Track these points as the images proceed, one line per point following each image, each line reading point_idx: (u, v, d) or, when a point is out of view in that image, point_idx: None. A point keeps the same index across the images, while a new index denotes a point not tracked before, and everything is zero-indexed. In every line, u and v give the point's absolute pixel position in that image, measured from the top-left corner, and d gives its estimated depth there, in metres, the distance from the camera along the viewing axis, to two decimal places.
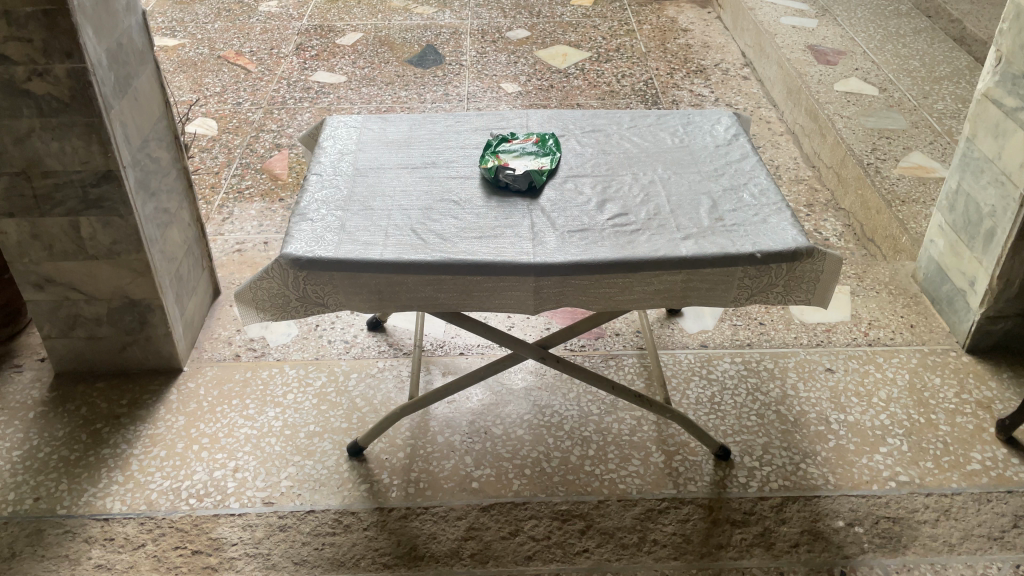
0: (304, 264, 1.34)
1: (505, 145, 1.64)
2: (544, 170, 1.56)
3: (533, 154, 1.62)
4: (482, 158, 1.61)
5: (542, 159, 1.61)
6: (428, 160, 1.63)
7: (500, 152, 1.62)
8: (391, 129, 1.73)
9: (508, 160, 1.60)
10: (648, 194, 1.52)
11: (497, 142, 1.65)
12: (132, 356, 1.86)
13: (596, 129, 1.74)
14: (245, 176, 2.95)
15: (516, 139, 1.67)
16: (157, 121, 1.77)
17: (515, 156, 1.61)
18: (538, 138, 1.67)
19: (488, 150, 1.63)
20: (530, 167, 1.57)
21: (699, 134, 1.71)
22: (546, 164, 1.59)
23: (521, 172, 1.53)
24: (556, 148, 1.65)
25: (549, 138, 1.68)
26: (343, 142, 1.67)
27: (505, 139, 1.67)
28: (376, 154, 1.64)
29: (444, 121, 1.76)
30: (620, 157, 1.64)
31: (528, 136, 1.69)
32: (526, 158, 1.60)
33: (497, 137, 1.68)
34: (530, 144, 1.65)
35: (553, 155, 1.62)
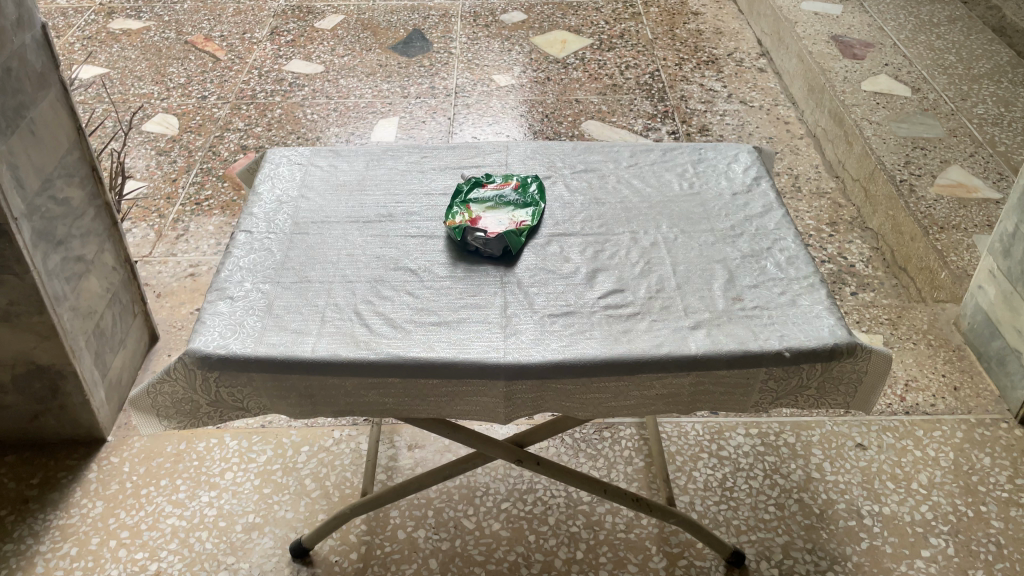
0: (214, 363, 1.07)
1: (477, 194, 1.36)
2: (521, 230, 1.28)
3: (509, 207, 1.34)
4: (449, 211, 1.33)
5: (520, 213, 1.33)
6: (384, 211, 1.34)
7: (470, 204, 1.34)
8: (343, 167, 1.44)
9: (477, 216, 1.32)
10: (649, 261, 1.24)
11: (467, 190, 1.37)
12: (45, 426, 1.59)
13: (588, 169, 1.45)
14: (205, 184, 2.66)
15: (491, 185, 1.39)
16: (65, 155, 1.48)
17: (488, 210, 1.33)
18: (517, 183, 1.39)
19: (456, 200, 1.36)
20: (503, 228, 1.29)
21: (713, 177, 1.42)
22: (524, 220, 1.31)
23: (491, 235, 1.25)
24: (538, 196, 1.37)
25: (530, 183, 1.39)
26: (283, 186, 1.39)
27: (478, 185, 1.39)
28: (322, 202, 1.36)
29: (407, 156, 1.47)
30: (617, 209, 1.35)
31: (506, 179, 1.40)
32: (500, 214, 1.33)
33: (469, 180, 1.40)
34: (507, 192, 1.37)
35: (534, 207, 1.34)
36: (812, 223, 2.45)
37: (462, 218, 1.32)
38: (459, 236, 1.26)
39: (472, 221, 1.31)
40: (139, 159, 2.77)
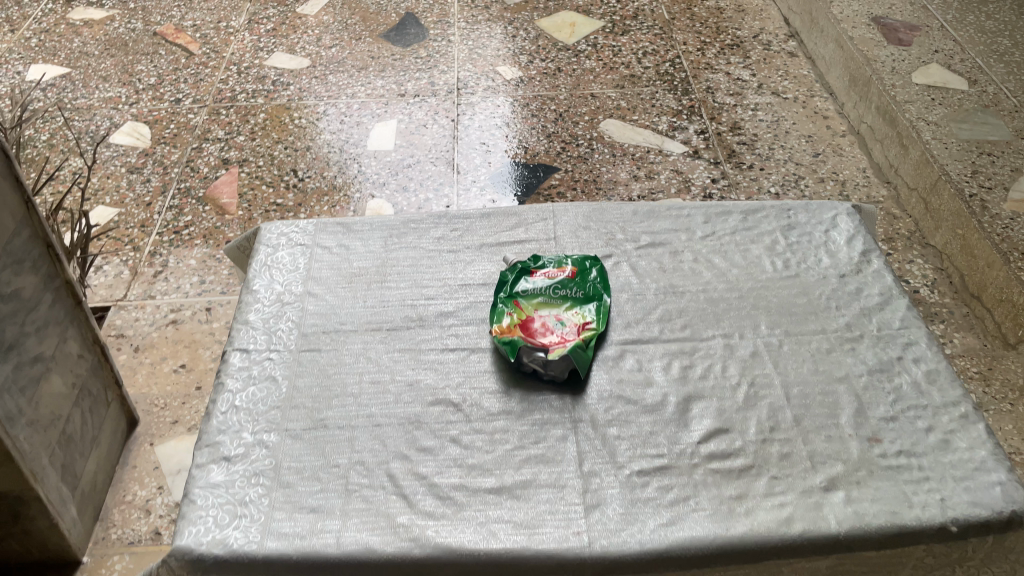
0: (210, 568, 0.81)
1: (525, 286, 1.10)
2: (585, 340, 1.01)
3: (566, 304, 1.08)
4: (493, 311, 1.07)
5: (580, 312, 1.07)
6: (412, 313, 1.08)
7: (518, 301, 1.08)
8: (355, 251, 1.17)
9: (529, 319, 1.05)
10: (754, 382, 0.98)
11: (512, 281, 1.10)
12: (7, 550, 1.33)
13: (656, 240, 1.19)
14: (184, 208, 2.37)
15: (541, 271, 1.12)
16: (12, 239, 1.20)
17: (540, 308, 1.07)
18: (572, 268, 1.12)
19: (500, 295, 1.09)
20: (563, 337, 1.03)
21: (811, 250, 1.16)
22: (587, 323, 1.05)
23: (551, 352, 0.99)
24: (600, 286, 1.10)
25: (588, 267, 1.13)
26: (284, 280, 1.12)
27: (524, 272, 1.12)
28: (333, 302, 1.09)
29: (433, 231, 1.20)
30: (700, 302, 1.09)
31: (558, 262, 1.14)
32: (556, 315, 1.06)
33: (513, 267, 1.13)
34: (561, 281, 1.10)
35: (597, 302, 1.08)
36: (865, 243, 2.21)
37: (509, 322, 1.05)
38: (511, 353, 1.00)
39: (523, 327, 1.04)
40: (108, 178, 2.47)
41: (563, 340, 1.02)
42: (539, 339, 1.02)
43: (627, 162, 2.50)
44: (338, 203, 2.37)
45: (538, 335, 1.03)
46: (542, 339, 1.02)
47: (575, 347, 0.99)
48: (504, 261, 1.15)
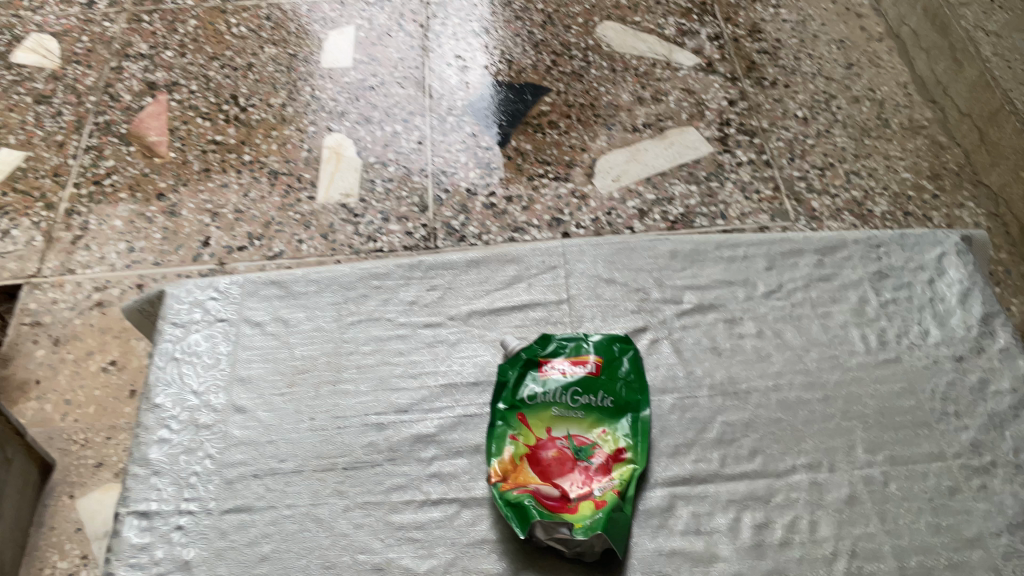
0: None
1: (533, 388, 0.79)
2: (618, 489, 0.73)
3: (591, 419, 0.78)
4: (490, 436, 0.77)
5: (610, 431, 0.77)
6: (377, 440, 0.78)
7: (524, 418, 0.77)
8: (297, 330, 0.86)
9: (539, 448, 0.76)
10: (856, 552, 0.72)
11: (513, 381, 0.80)
12: None
13: (707, 301, 0.88)
14: (105, 150, 1.54)
15: (554, 360, 0.81)
16: None
17: (555, 428, 0.77)
18: (596, 354, 0.81)
19: (497, 405, 0.79)
20: (588, 482, 0.74)
21: (913, 317, 0.87)
22: (620, 453, 0.76)
23: (575, 521, 0.71)
24: (636, 385, 0.80)
25: (617, 353, 0.82)
26: (200, 382, 0.81)
27: (530, 365, 0.81)
28: (268, 423, 0.79)
29: (404, 291, 0.88)
30: (772, 408, 0.80)
31: (576, 345, 0.82)
32: (576, 437, 0.77)
33: (515, 359, 0.81)
34: (581, 379, 0.79)
35: (632, 413, 0.78)
36: (900, 187, 1.51)
37: (514, 456, 0.76)
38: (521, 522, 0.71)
39: (532, 463, 0.75)
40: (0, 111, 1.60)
41: (589, 488, 0.73)
42: (556, 491, 0.73)
43: (630, 80, 1.66)
44: (289, 139, 1.55)
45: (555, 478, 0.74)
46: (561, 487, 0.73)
47: (607, 511, 0.71)
48: (502, 343, 0.84)
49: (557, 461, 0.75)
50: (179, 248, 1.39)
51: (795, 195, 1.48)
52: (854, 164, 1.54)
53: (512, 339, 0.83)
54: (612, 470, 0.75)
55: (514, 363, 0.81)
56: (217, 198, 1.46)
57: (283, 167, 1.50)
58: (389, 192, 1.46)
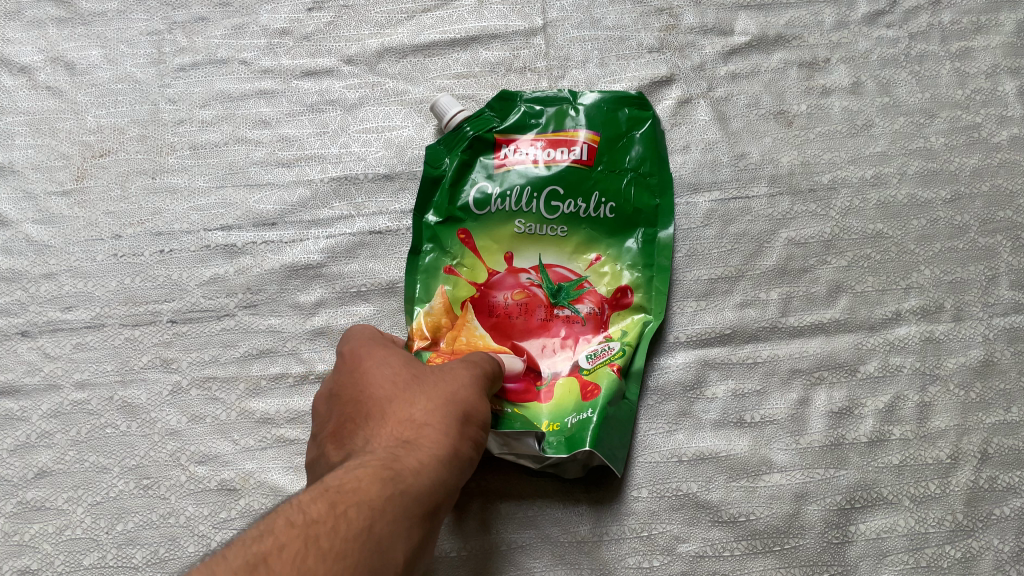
0: None
1: (486, 191, 0.47)
2: (619, 362, 0.44)
3: (577, 241, 0.47)
4: (414, 268, 0.47)
5: (609, 260, 0.47)
6: (226, 273, 0.48)
7: (468, 237, 0.46)
8: (90, 81, 0.51)
9: (493, 291, 0.46)
10: (990, 455, 0.45)
11: (452, 176, 0.47)
12: None
13: (772, 31, 0.53)
14: None
15: (519, 140, 0.48)
16: None
17: (518, 256, 0.47)
18: (590, 128, 0.48)
19: (425, 218, 0.47)
20: (569, 345, 0.45)
21: None
22: (624, 297, 0.46)
23: (546, 420, 0.43)
24: (653, 181, 0.48)
25: (624, 125, 0.48)
26: None
27: (479, 148, 0.48)
28: (44, 243, 0.48)
29: (268, 14, 0.53)
30: (868, 217, 0.50)
31: (557, 112, 0.49)
32: (552, 271, 0.46)
33: (455, 140, 0.48)
34: (563, 173, 0.47)
35: (645, 230, 0.47)
36: None
37: (451, 303, 0.46)
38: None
39: (481, 315, 0.46)
40: None
41: (570, 357, 0.45)
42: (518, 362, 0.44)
43: None
44: None
45: (517, 338, 0.45)
46: (526, 355, 0.45)
47: (598, 403, 0.43)
48: (434, 107, 0.49)
49: (522, 312, 0.46)
50: None
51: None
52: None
53: (451, 103, 0.49)
54: (608, 325, 0.46)
55: (455, 144, 0.48)
56: None
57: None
58: None
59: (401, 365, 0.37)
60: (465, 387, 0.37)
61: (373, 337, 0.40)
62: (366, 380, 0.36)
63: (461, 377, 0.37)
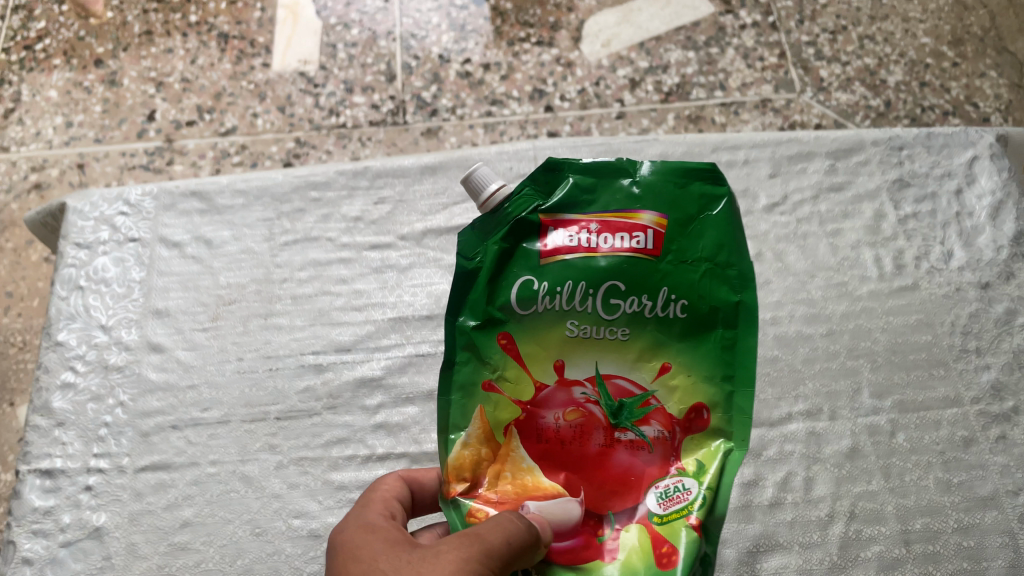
0: None
1: (531, 288, 0.46)
2: (697, 518, 0.43)
3: (640, 348, 0.46)
4: (452, 384, 0.47)
5: (677, 372, 0.45)
6: (314, 383, 0.68)
7: (509, 345, 0.46)
8: (222, 252, 0.74)
9: (541, 411, 0.45)
10: (856, 513, 0.64)
11: (489, 271, 0.47)
12: None
13: None
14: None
15: (568, 222, 0.47)
16: None
17: (570, 365, 0.46)
18: (656, 210, 0.47)
19: (461, 320, 0.47)
20: (635, 492, 0.44)
21: (936, 236, 0.75)
22: (701, 420, 0.45)
23: None
24: (732, 273, 0.46)
25: (693, 202, 0.47)
26: (109, 312, 0.70)
27: (527, 232, 0.47)
28: (189, 364, 0.69)
29: (347, 206, 0.76)
30: (768, 346, 0.70)
31: (614, 188, 0.48)
32: (611, 384, 0.45)
33: (501, 221, 0.48)
34: (623, 264, 0.46)
35: (722, 332, 0.46)
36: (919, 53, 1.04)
37: (496, 423, 0.46)
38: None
39: (529, 437, 0.45)
40: None
41: (636, 497, 0.44)
42: (574, 510, 0.44)
43: None
44: None
45: (571, 465, 0.45)
46: (582, 497, 0.44)
47: (677, 571, 0.41)
48: (472, 179, 0.49)
49: (576, 436, 0.45)
50: (120, 124, 1.05)
51: (799, 62, 1.04)
52: (868, 27, 1.06)
53: (489, 177, 0.49)
54: (679, 455, 0.45)
55: (494, 228, 0.48)
56: (162, 65, 1.08)
57: (234, 29, 1.10)
58: (351, 58, 1.08)
59: (398, 554, 0.42)
60: (451, 559, 0.40)
61: (386, 527, 0.45)
62: (368, 568, 0.42)
63: (450, 552, 0.40)
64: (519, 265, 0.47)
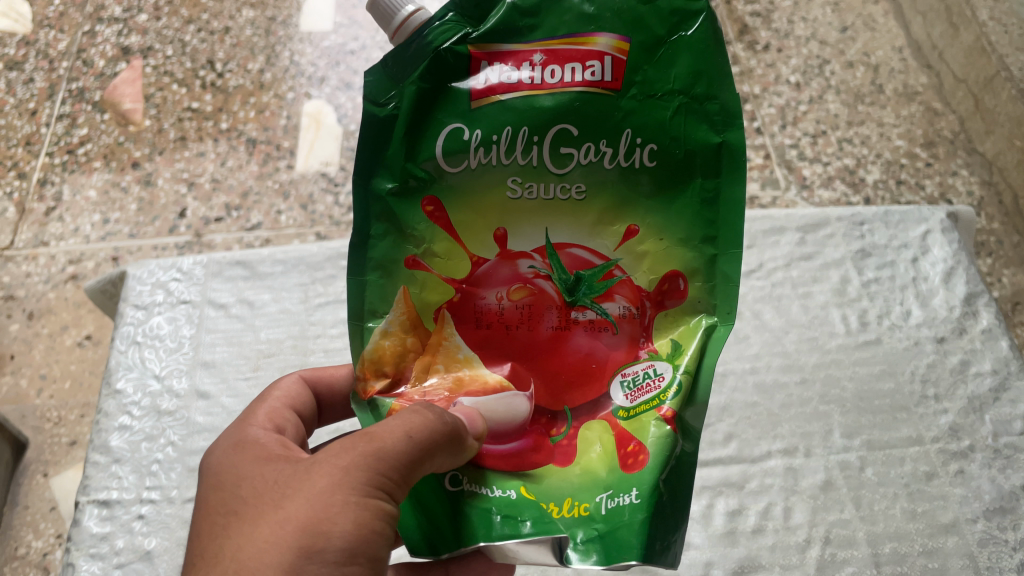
0: None
1: (464, 140, 0.49)
2: (667, 409, 0.48)
3: (602, 208, 0.50)
4: (382, 258, 0.50)
5: (646, 234, 0.50)
6: None
7: (440, 217, 0.50)
8: (263, 312, 0.83)
9: (481, 290, 0.50)
10: (831, 539, 0.70)
11: (410, 120, 0.49)
12: None
13: None
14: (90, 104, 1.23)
15: (507, 59, 0.48)
16: None
17: (512, 237, 0.50)
18: (613, 34, 0.48)
19: (381, 183, 0.50)
20: (600, 370, 0.50)
21: (896, 297, 0.84)
22: (675, 289, 0.50)
23: (582, 501, 0.47)
24: (710, 109, 0.48)
25: (662, 21, 0.48)
26: (162, 364, 0.79)
27: (457, 67, 0.48)
28: (232, 409, 0.77)
29: None
30: (748, 392, 0.79)
31: (561, 10, 0.48)
32: (566, 255, 0.50)
33: (422, 57, 0.48)
34: (576, 106, 0.48)
35: (700, 181, 0.49)
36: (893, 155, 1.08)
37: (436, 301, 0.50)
38: (445, 509, 0.48)
39: (470, 318, 0.50)
40: None
41: (591, 382, 0.50)
42: (518, 404, 0.49)
43: None
44: (268, 106, 1.21)
45: (519, 346, 0.50)
46: (531, 389, 0.50)
47: (644, 482, 0.47)
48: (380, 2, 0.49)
49: (522, 318, 0.50)
50: (153, 220, 1.11)
51: (784, 162, 1.09)
52: (847, 131, 1.11)
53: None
54: (648, 330, 0.50)
55: (414, 65, 0.48)
56: (194, 167, 1.16)
57: (261, 135, 1.18)
58: None
59: (281, 472, 0.48)
60: (332, 468, 0.45)
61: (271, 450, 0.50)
62: (256, 486, 0.47)
63: (330, 461, 0.46)
64: (448, 112, 0.49)
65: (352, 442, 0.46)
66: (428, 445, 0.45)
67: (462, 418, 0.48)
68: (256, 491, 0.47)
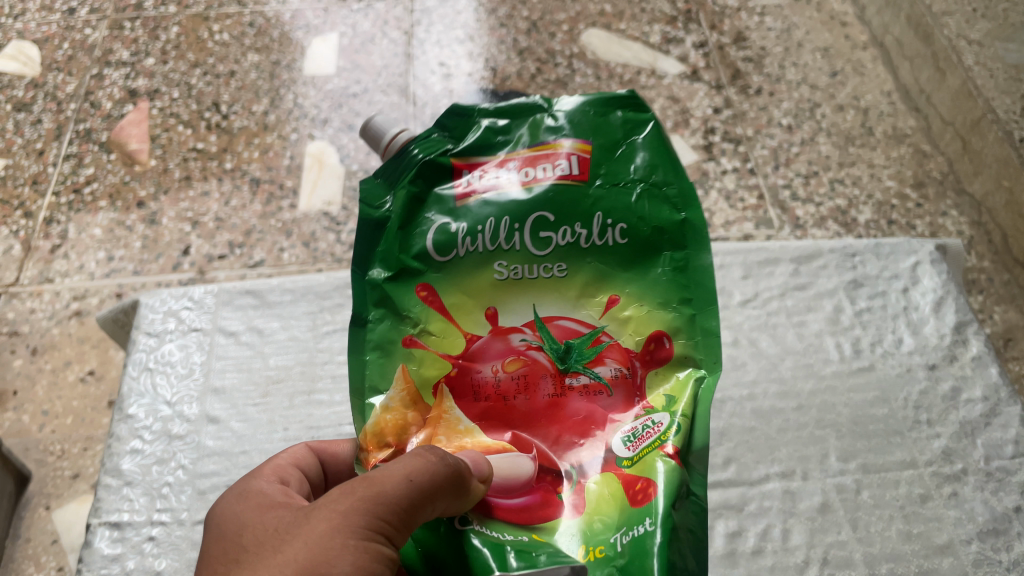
0: None
1: (452, 229, 0.52)
2: (671, 446, 0.48)
3: (583, 280, 0.52)
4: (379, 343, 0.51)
5: (626, 303, 0.52)
6: None
7: (432, 297, 0.52)
8: (272, 339, 0.85)
9: (478, 363, 0.51)
10: (829, 560, 0.72)
11: (402, 215, 0.53)
12: None
13: None
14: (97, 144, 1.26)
15: (485, 165, 0.54)
16: None
17: (501, 314, 0.52)
18: (576, 139, 0.54)
19: (376, 272, 0.52)
20: (594, 431, 0.49)
21: (888, 325, 0.87)
22: (659, 344, 0.51)
23: (593, 543, 0.45)
24: (668, 194, 0.53)
25: (617, 129, 0.54)
26: (173, 391, 0.81)
27: (440, 176, 0.54)
28: (241, 433, 0.79)
29: None
30: (746, 417, 0.81)
31: (530, 126, 0.55)
32: (555, 327, 0.52)
33: (410, 164, 0.54)
34: (550, 195, 0.53)
35: (669, 255, 0.52)
36: (885, 194, 1.12)
37: (433, 380, 0.51)
38: (450, 551, 0.46)
39: (466, 392, 0.51)
40: None
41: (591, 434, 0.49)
42: (524, 465, 0.49)
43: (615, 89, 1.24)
44: (271, 146, 1.25)
45: (519, 417, 0.50)
46: (535, 452, 0.49)
47: (658, 511, 0.45)
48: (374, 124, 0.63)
49: (518, 387, 0.51)
50: (157, 257, 1.13)
51: (777, 203, 1.12)
52: (838, 171, 1.15)
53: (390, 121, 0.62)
54: (640, 386, 0.50)
55: (403, 172, 0.54)
56: (199, 206, 1.19)
57: (265, 174, 1.22)
58: None
59: (283, 521, 0.48)
60: (334, 512, 0.46)
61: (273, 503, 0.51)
62: (260, 536, 0.48)
63: (332, 506, 0.46)
64: (435, 210, 0.53)
65: (356, 486, 0.46)
66: (427, 488, 0.45)
67: (467, 462, 0.47)
68: (259, 540, 0.47)
